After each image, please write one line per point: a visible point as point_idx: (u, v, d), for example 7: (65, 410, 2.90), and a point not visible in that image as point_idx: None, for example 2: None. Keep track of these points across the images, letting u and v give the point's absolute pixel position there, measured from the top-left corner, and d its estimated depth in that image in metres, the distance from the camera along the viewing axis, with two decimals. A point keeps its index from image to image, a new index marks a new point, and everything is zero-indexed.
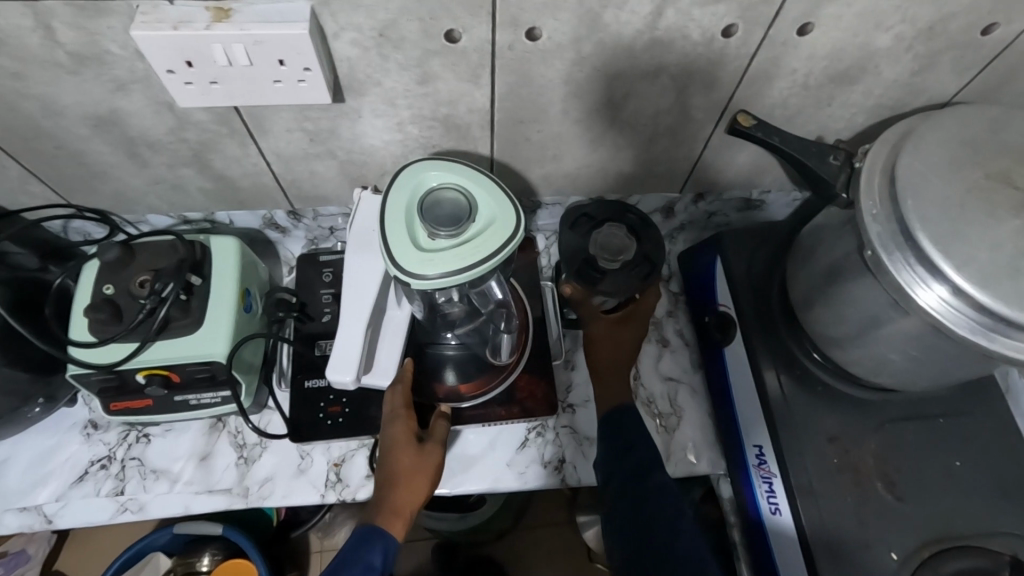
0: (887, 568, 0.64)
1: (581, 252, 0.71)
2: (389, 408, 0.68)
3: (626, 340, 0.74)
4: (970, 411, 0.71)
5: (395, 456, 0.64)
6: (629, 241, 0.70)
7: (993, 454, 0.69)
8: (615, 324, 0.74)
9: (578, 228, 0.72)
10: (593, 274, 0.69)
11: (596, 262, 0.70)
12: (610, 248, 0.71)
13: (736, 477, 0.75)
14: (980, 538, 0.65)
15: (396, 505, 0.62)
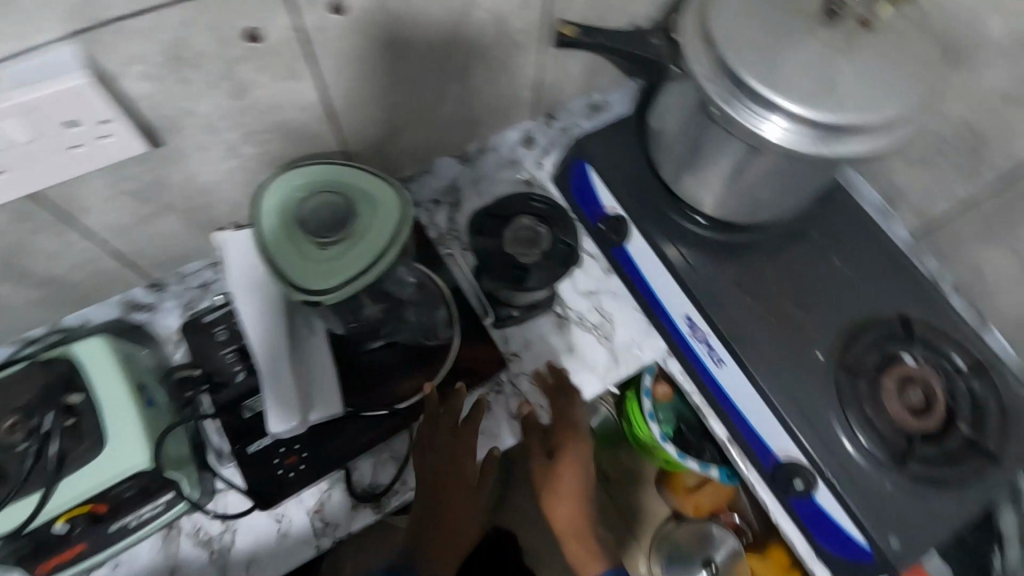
0: (817, 366, 0.75)
1: (499, 254, 0.70)
2: (441, 454, 0.70)
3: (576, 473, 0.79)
4: (833, 213, 0.82)
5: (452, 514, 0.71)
6: (540, 231, 0.70)
7: (858, 242, 0.81)
8: (559, 448, 0.78)
9: (488, 232, 0.71)
10: (517, 273, 0.69)
11: (516, 260, 0.69)
12: (523, 242, 0.71)
13: (676, 348, 0.82)
14: (869, 311, 0.78)
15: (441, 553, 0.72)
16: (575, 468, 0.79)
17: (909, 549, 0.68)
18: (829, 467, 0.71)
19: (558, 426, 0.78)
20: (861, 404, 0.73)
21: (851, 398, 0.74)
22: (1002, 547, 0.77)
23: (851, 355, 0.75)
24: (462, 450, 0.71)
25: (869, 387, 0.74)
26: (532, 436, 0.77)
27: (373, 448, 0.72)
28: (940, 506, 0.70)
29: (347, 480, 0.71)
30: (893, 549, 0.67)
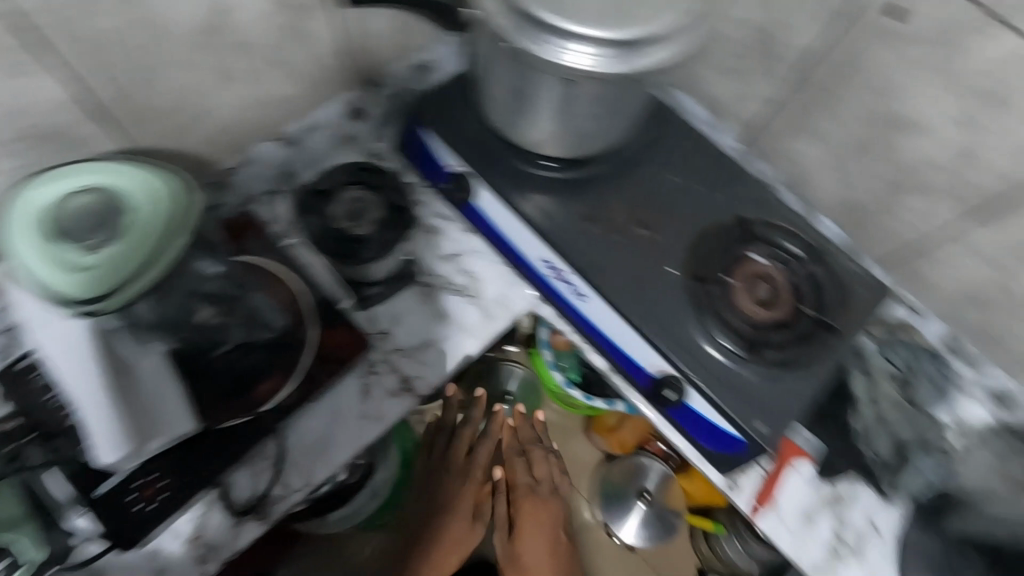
0: (671, 281, 0.78)
1: (328, 230, 0.66)
2: (446, 460, 0.99)
3: (541, 539, 1.00)
4: (669, 134, 0.85)
5: (439, 536, 0.94)
6: (371, 200, 0.67)
7: (695, 157, 0.84)
8: (518, 520, 1.00)
9: (313, 209, 0.68)
10: (350, 245, 0.66)
11: (347, 231, 0.66)
12: (349, 212, 0.67)
13: (545, 293, 0.83)
14: (713, 220, 0.82)
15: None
16: (532, 538, 0.99)
17: (775, 431, 0.72)
18: (696, 372, 0.74)
19: (530, 502, 1.01)
20: (718, 309, 0.77)
21: (705, 302, 0.77)
22: (857, 416, 0.80)
23: (703, 264, 0.79)
24: (468, 474, 0.97)
25: (723, 291, 0.78)
26: (518, 498, 1.01)
27: (244, 458, 0.69)
28: (795, 384, 0.75)
29: (222, 499, 0.68)
30: (761, 433, 0.72)
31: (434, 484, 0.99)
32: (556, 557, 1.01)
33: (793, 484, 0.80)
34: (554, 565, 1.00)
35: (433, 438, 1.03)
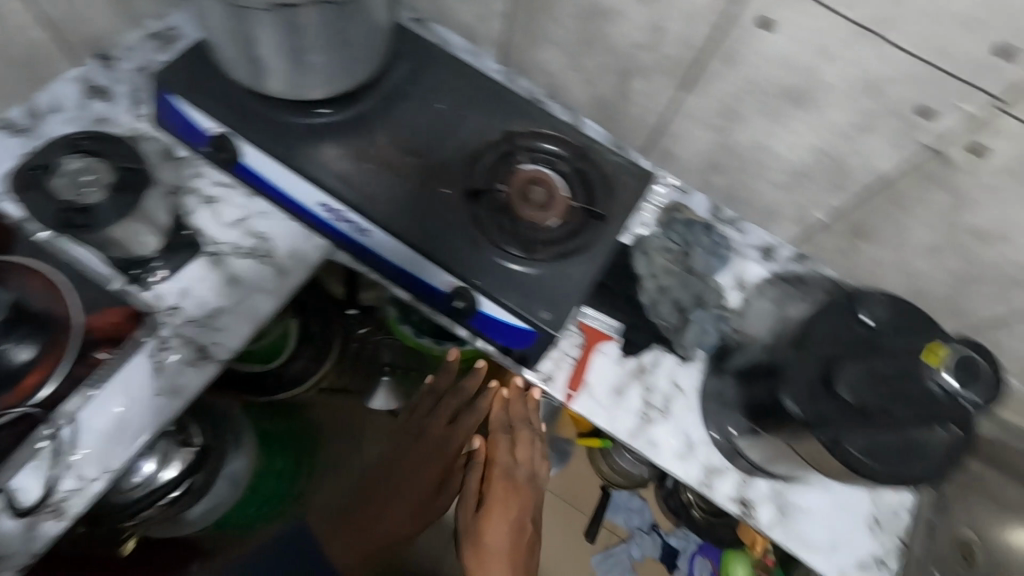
0: (445, 199, 0.81)
1: (53, 203, 0.73)
2: (422, 423, 0.98)
3: (508, 515, 0.89)
4: (428, 65, 0.88)
5: (392, 493, 0.98)
6: (97, 172, 0.74)
7: (455, 82, 0.88)
8: (489, 498, 0.90)
9: (36, 185, 0.75)
10: (77, 216, 0.72)
11: (75, 204, 0.72)
12: (78, 184, 0.74)
13: (333, 238, 0.84)
14: (482, 138, 0.85)
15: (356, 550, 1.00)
16: (498, 516, 0.88)
17: (557, 315, 0.77)
18: (477, 279, 0.78)
19: (500, 483, 0.91)
20: (493, 215, 0.81)
21: (481, 213, 0.81)
22: (642, 290, 0.87)
23: (475, 179, 0.82)
24: (437, 446, 0.95)
25: (498, 200, 0.82)
26: (501, 474, 0.92)
27: (23, 455, 0.69)
28: (572, 270, 0.80)
29: (11, 504, 0.69)
30: (545, 319, 0.77)
31: (390, 461, 1.01)
32: (519, 552, 0.88)
33: (600, 364, 0.87)
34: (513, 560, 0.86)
35: (416, 403, 1.01)
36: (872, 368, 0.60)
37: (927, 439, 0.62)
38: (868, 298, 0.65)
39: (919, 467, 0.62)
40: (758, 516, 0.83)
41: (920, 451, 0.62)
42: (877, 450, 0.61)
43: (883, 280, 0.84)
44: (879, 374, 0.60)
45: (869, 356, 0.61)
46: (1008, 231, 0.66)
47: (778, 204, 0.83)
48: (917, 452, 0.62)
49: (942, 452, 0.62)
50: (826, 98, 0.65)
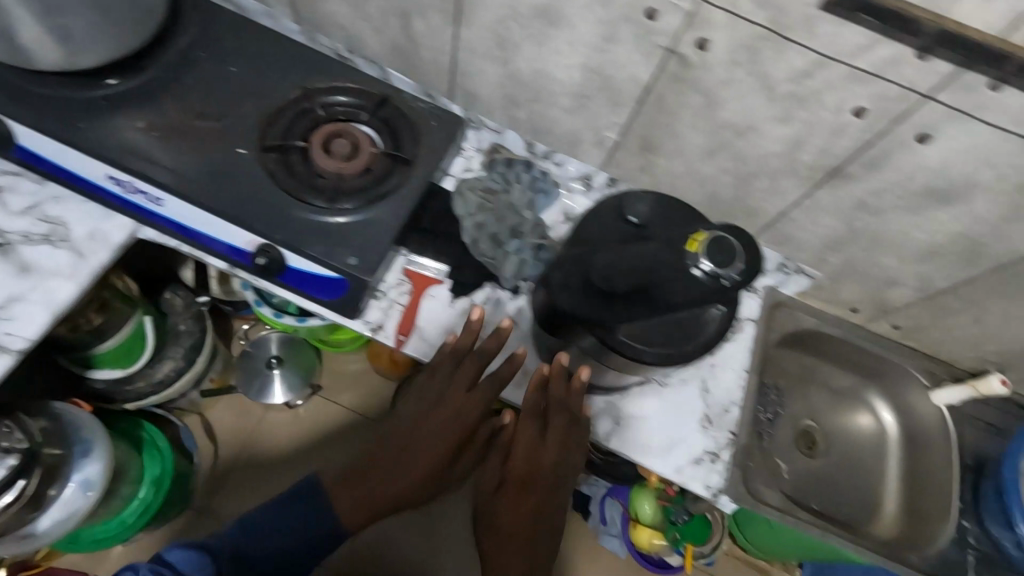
0: (241, 159, 0.80)
1: None
2: (441, 393, 0.81)
3: (521, 507, 0.77)
4: (218, 32, 0.88)
5: (406, 466, 0.79)
6: None
7: (247, 46, 0.88)
8: (510, 478, 0.78)
9: None
10: None
11: None
12: None
13: (136, 213, 0.82)
14: (280, 97, 0.85)
15: (373, 502, 0.78)
16: (520, 499, 0.78)
17: (365, 258, 0.78)
18: (277, 234, 0.77)
19: (524, 466, 0.78)
20: (293, 171, 0.81)
21: (281, 169, 0.81)
22: (463, 231, 0.89)
23: (272, 136, 0.82)
24: (450, 416, 0.79)
25: (298, 155, 0.82)
26: (533, 456, 0.78)
27: None
28: (378, 215, 0.81)
29: None
30: (351, 264, 0.77)
31: (412, 422, 0.81)
32: (536, 538, 0.78)
33: (429, 306, 0.88)
34: (523, 548, 0.76)
35: (435, 361, 0.83)
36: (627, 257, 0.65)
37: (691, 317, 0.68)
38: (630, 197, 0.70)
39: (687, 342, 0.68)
40: (597, 429, 0.86)
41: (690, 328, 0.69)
42: (646, 333, 0.68)
43: (683, 192, 0.89)
44: (633, 263, 0.64)
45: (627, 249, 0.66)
46: (755, 121, 0.71)
47: (576, 130, 0.86)
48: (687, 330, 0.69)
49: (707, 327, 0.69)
50: (571, 13, 0.68)
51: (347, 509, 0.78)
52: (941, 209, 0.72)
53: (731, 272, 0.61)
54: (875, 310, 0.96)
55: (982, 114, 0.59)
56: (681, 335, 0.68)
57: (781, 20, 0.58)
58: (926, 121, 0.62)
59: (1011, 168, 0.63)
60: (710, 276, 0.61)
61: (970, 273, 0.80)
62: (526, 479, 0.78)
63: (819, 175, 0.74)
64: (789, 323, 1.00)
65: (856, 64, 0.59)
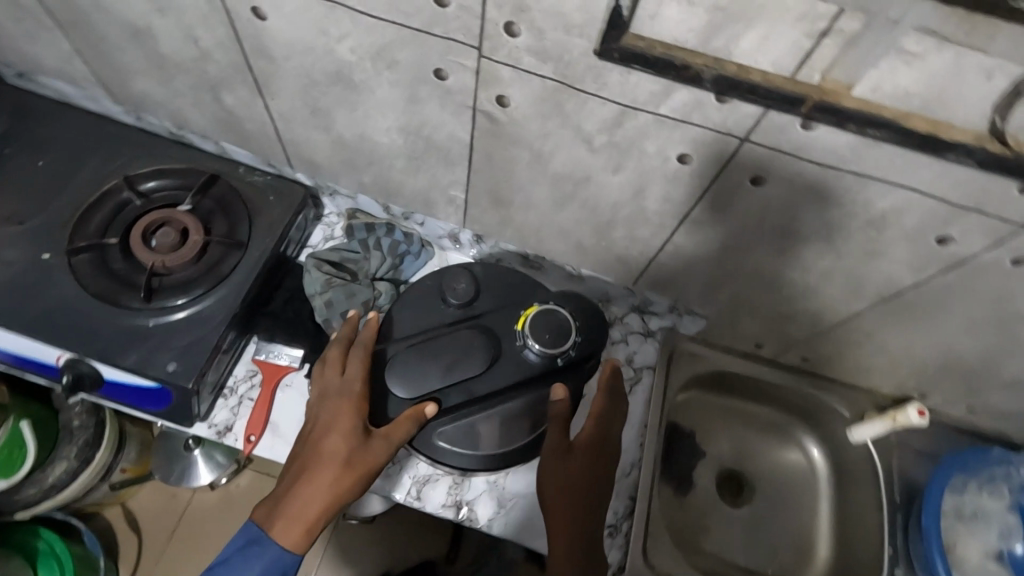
0: (47, 265, 0.73)
1: None
2: (322, 392, 0.69)
3: (588, 472, 0.69)
4: (31, 127, 0.82)
5: (335, 462, 0.63)
6: None
7: (62, 136, 0.81)
8: (586, 447, 0.71)
9: None
10: None
11: None
12: None
13: None
14: (95, 189, 0.78)
15: (308, 515, 0.62)
16: (591, 461, 0.70)
17: (185, 364, 0.70)
18: (87, 348, 0.69)
19: (597, 437, 0.72)
20: (109, 271, 0.74)
21: (93, 271, 0.73)
22: (315, 312, 0.81)
23: (83, 234, 0.75)
24: (347, 393, 0.67)
25: (114, 252, 0.75)
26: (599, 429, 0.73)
27: None
28: (205, 310, 0.73)
29: None
30: (169, 372, 0.69)
31: (312, 427, 0.66)
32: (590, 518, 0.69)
33: (285, 399, 0.80)
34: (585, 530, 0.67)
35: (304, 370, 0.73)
36: (464, 350, 0.73)
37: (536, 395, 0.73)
38: (451, 277, 0.77)
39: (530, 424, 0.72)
40: (477, 515, 0.78)
41: (539, 407, 0.73)
42: (469, 432, 0.71)
43: (550, 243, 0.82)
44: (472, 356, 0.73)
45: (461, 337, 0.74)
46: (588, 172, 0.64)
47: (423, 191, 0.79)
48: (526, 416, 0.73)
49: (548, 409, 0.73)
50: (364, 78, 0.61)
51: (281, 533, 0.61)
52: (805, 247, 0.65)
53: (568, 348, 0.73)
54: (781, 345, 0.89)
55: (806, 153, 0.52)
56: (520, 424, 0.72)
57: (567, 71, 0.51)
58: (754, 163, 0.55)
59: (857, 204, 0.56)
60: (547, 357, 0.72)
61: (858, 306, 0.72)
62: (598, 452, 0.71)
63: (672, 222, 0.67)
64: (692, 367, 0.93)
65: (660, 110, 0.52)
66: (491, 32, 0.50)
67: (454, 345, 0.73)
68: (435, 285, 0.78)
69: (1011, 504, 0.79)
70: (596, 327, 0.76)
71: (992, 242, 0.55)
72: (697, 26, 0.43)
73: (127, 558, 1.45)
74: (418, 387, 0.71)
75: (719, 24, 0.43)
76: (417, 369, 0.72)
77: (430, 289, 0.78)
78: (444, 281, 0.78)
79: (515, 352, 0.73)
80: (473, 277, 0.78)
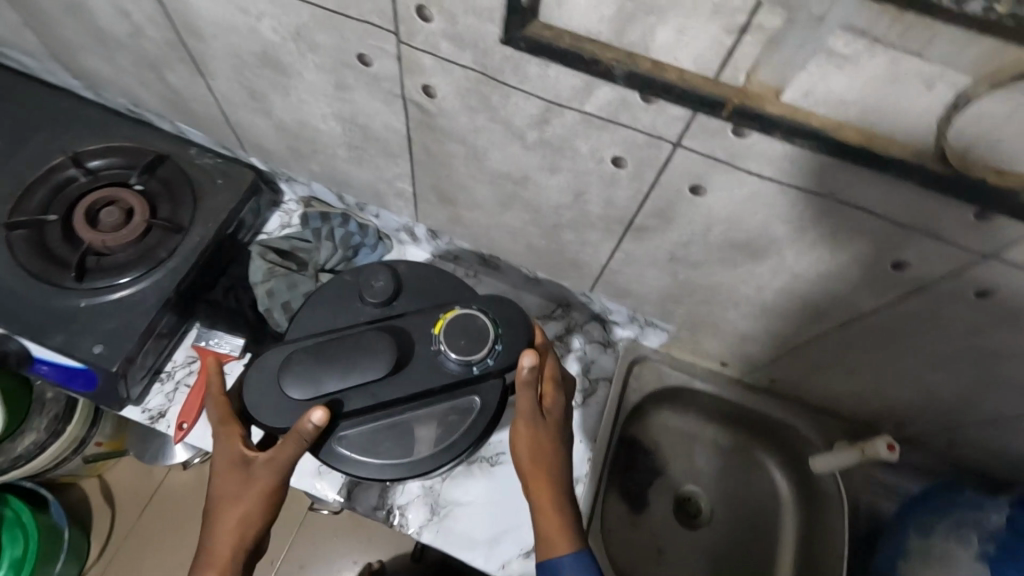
0: None
1: None
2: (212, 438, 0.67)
3: (559, 436, 0.66)
4: None
5: (224, 499, 0.60)
6: None
7: (17, 109, 0.81)
8: (549, 415, 0.66)
9: None
10: None
11: None
12: None
13: None
14: (43, 166, 0.77)
15: (218, 557, 0.59)
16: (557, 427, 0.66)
17: (111, 347, 0.68)
18: (16, 326, 0.68)
19: (558, 402, 0.67)
20: (46, 248, 0.73)
21: (29, 247, 0.72)
22: (258, 301, 0.79)
23: (24, 210, 0.74)
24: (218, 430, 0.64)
25: (54, 229, 0.74)
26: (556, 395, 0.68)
27: None
28: (138, 293, 0.72)
29: None
30: (93, 354, 0.68)
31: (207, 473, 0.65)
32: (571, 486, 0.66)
33: None
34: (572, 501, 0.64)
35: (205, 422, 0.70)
36: (364, 349, 0.65)
37: (448, 403, 0.69)
38: (370, 274, 0.73)
39: (439, 434, 0.69)
40: (407, 521, 0.76)
41: (451, 416, 0.69)
42: (376, 439, 0.68)
43: (502, 242, 0.78)
44: (373, 358, 0.64)
45: (362, 338, 0.66)
46: (525, 171, 0.60)
47: (372, 182, 0.77)
48: (436, 424, 0.69)
49: (461, 419, 0.69)
50: (291, 59, 0.58)
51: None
52: (756, 264, 0.60)
53: (485, 356, 0.66)
54: (746, 363, 0.83)
55: (742, 162, 0.47)
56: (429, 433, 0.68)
57: (485, 61, 0.47)
58: (691, 170, 0.50)
59: (803, 219, 0.51)
60: (463, 365, 0.66)
61: (819, 328, 0.67)
62: (560, 418, 0.67)
63: (618, 228, 0.63)
64: (653, 381, 0.89)
65: (586, 108, 0.48)
66: (404, 15, 0.47)
67: (355, 345, 0.65)
68: (354, 280, 0.74)
69: (980, 554, 0.69)
70: (520, 334, 0.68)
71: (953, 270, 0.50)
72: (608, 15, 0.39)
73: (100, 530, 1.47)
74: (316, 390, 0.64)
75: (631, 14, 0.38)
76: (313, 374, 0.64)
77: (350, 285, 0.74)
78: (364, 276, 0.73)
79: (428, 357, 0.67)
80: (394, 273, 0.74)
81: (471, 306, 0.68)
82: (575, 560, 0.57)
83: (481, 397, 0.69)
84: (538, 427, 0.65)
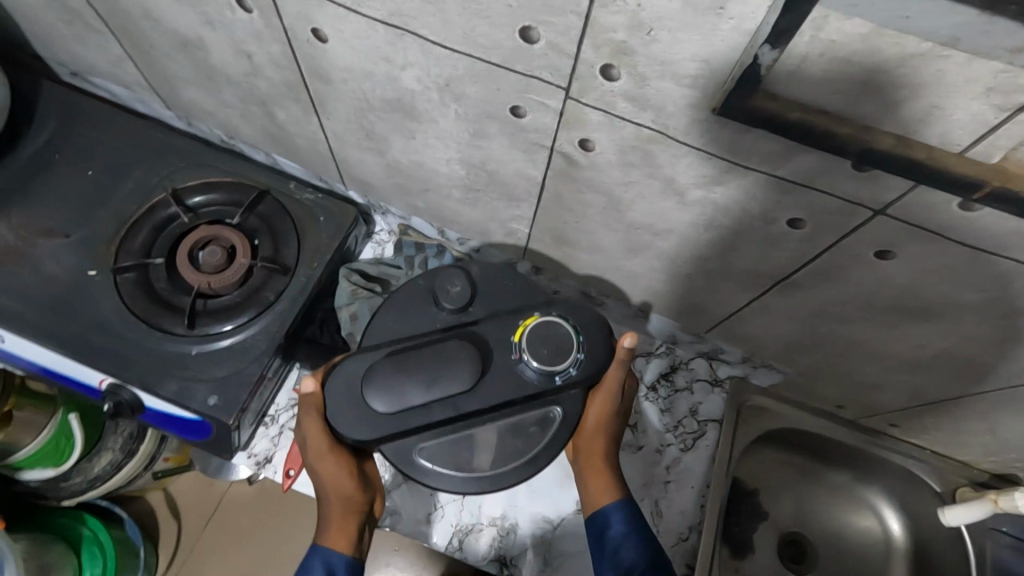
0: (91, 284, 0.70)
1: None
2: None
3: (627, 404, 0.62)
4: (77, 127, 0.78)
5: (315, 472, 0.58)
6: None
7: (112, 140, 0.78)
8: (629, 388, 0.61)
9: None
10: None
11: None
12: None
13: None
14: (145, 204, 0.75)
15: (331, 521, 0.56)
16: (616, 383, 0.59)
17: (226, 398, 0.66)
18: (127, 374, 0.66)
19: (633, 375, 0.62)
20: (153, 291, 0.71)
21: (137, 292, 0.70)
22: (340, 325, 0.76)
23: (130, 252, 0.72)
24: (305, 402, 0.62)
25: (159, 271, 0.72)
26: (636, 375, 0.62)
27: None
28: (249, 339, 0.69)
29: None
30: (208, 406, 0.66)
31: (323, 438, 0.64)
32: None
33: None
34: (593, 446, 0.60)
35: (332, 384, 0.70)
36: (444, 361, 0.56)
37: (525, 415, 0.58)
38: (443, 276, 0.61)
39: (518, 449, 0.57)
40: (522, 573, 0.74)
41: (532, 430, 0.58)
42: (453, 448, 0.57)
43: (614, 283, 0.75)
44: (455, 369, 0.56)
45: (442, 348, 0.56)
46: (672, 225, 0.56)
47: (482, 221, 0.74)
48: (515, 437, 0.57)
49: (542, 432, 0.58)
50: (428, 107, 0.54)
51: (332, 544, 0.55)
52: (922, 324, 0.55)
53: (568, 366, 0.57)
54: (865, 409, 0.79)
55: (952, 232, 0.43)
56: (508, 447, 0.57)
57: (667, 121, 0.43)
58: (879, 237, 0.46)
59: (1000, 290, 0.47)
60: (545, 376, 0.57)
61: (972, 388, 0.62)
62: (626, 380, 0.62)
63: (764, 282, 0.59)
64: (768, 424, 0.84)
65: (776, 172, 0.44)
66: (582, 73, 0.43)
67: (434, 355, 0.56)
68: (426, 283, 0.62)
69: None
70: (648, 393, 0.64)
71: None
72: (848, 88, 0.35)
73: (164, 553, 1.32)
74: (399, 402, 0.55)
75: (878, 87, 0.34)
76: (394, 385, 0.55)
77: (420, 288, 0.62)
78: (437, 279, 0.62)
79: (506, 370, 0.57)
80: (469, 276, 0.62)
81: (552, 312, 0.59)
82: (620, 508, 0.56)
83: (562, 408, 0.58)
84: (615, 401, 0.59)
